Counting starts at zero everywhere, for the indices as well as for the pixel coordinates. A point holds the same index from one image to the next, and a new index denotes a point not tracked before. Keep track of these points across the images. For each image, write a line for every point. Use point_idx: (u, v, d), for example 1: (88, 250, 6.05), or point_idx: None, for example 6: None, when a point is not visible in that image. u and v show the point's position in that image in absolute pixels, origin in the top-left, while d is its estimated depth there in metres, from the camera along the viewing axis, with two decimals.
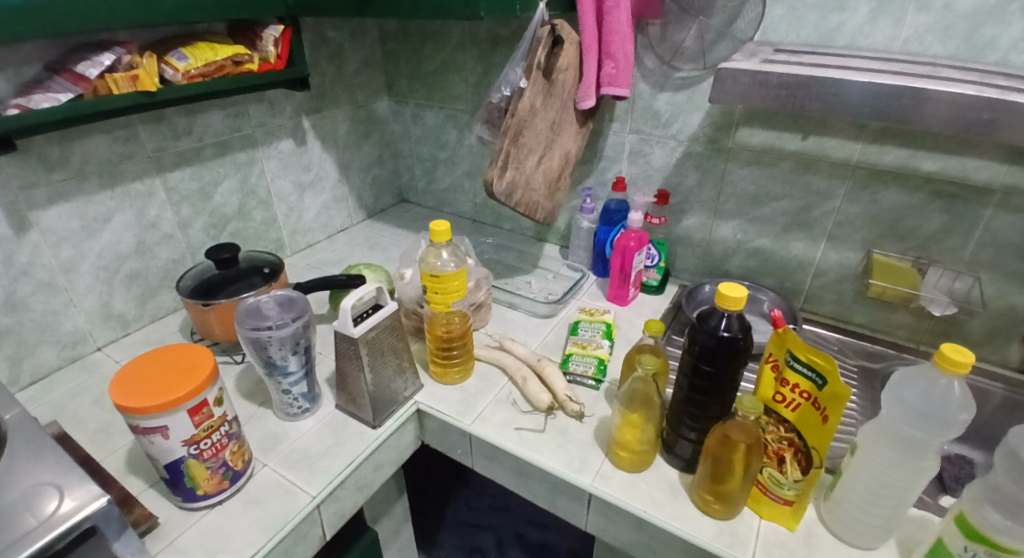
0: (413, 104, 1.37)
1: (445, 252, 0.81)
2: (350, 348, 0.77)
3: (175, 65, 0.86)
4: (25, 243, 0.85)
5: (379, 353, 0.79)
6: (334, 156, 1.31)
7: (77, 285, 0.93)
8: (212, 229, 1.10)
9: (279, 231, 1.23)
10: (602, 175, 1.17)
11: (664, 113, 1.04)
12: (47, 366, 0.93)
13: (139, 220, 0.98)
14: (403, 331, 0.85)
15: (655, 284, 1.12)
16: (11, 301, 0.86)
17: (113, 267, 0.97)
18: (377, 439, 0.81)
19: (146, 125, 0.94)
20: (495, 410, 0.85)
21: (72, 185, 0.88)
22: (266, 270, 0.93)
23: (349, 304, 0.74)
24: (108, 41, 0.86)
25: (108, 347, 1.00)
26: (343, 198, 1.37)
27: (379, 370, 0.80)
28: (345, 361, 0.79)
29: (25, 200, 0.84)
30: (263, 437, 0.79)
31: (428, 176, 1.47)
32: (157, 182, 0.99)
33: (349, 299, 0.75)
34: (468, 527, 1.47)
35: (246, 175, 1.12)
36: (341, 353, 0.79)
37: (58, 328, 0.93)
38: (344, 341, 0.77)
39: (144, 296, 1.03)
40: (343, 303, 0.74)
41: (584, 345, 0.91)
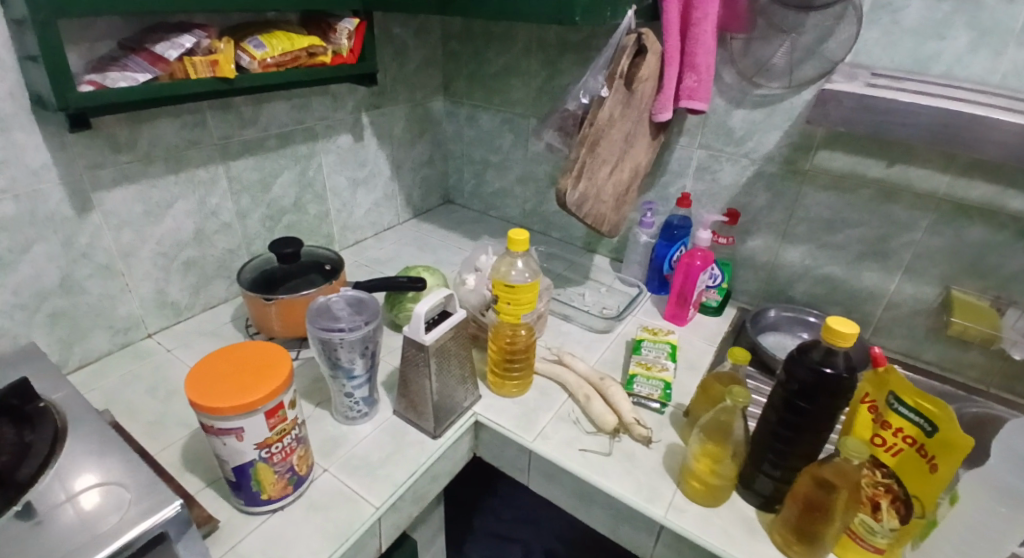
0: (469, 105, 1.35)
1: (519, 261, 0.79)
2: (418, 356, 0.75)
3: (252, 52, 0.84)
4: (87, 223, 0.83)
5: (445, 361, 0.77)
6: (388, 153, 1.29)
7: (134, 270, 0.92)
8: (268, 221, 1.09)
9: (330, 226, 1.21)
10: (664, 189, 1.14)
11: (739, 130, 1.01)
12: (98, 351, 0.91)
13: (200, 207, 0.97)
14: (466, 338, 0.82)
15: (715, 305, 1.09)
16: (68, 283, 0.84)
17: (171, 254, 0.96)
18: (437, 451, 0.78)
19: (214, 111, 0.93)
20: (557, 427, 0.82)
21: (138, 167, 0.87)
22: (326, 267, 0.93)
23: (422, 309, 0.72)
24: (185, 22, 0.84)
25: (159, 335, 0.99)
26: (393, 196, 1.35)
27: (444, 378, 0.78)
28: (410, 367, 0.77)
29: (91, 180, 0.82)
30: (321, 439, 0.78)
31: (477, 179, 1.44)
32: (221, 169, 0.97)
33: (422, 305, 0.73)
34: (496, 537, 1.44)
35: (304, 168, 1.11)
36: (406, 359, 0.77)
37: (112, 313, 0.91)
38: (412, 348, 0.74)
39: (198, 284, 1.02)
40: (417, 309, 0.72)
41: (648, 366, 0.88)
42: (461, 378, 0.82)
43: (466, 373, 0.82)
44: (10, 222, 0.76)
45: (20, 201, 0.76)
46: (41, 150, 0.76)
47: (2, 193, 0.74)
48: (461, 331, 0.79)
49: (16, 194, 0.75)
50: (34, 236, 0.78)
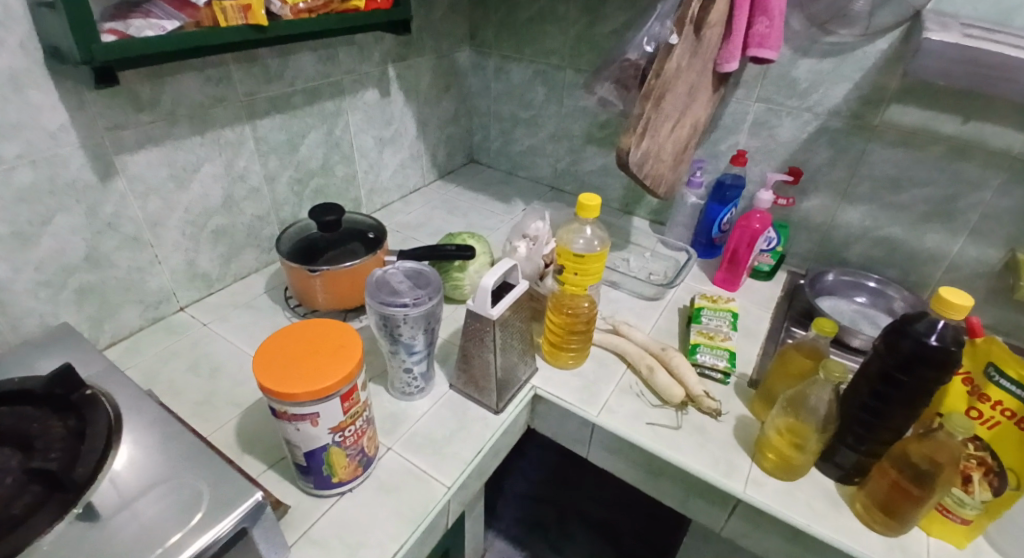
0: (498, 56, 1.26)
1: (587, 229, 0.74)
2: (481, 330, 0.71)
3: None
4: (112, 191, 0.77)
5: (509, 334, 0.73)
6: (414, 109, 1.21)
7: (163, 241, 0.86)
8: (296, 184, 1.03)
9: (357, 189, 1.15)
10: (715, 146, 1.09)
11: (803, 82, 0.94)
12: (130, 326, 0.87)
13: (228, 170, 0.91)
14: (527, 309, 0.79)
15: (768, 269, 1.05)
16: (96, 256, 0.78)
17: (200, 222, 0.90)
18: (500, 426, 0.75)
19: (239, 65, 0.86)
20: (620, 400, 0.80)
21: (162, 128, 0.80)
22: (369, 236, 0.88)
23: (489, 281, 0.67)
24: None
25: (191, 308, 0.94)
26: (419, 155, 1.27)
27: (507, 352, 0.74)
28: (471, 341, 0.73)
29: (114, 143, 0.75)
30: (380, 416, 0.75)
31: (505, 136, 1.37)
32: (248, 130, 0.91)
33: (488, 277, 0.68)
34: (527, 499, 1.43)
35: (332, 127, 1.04)
36: (467, 334, 0.73)
37: (143, 287, 0.86)
38: (476, 322, 0.70)
39: (228, 254, 0.97)
40: (483, 280, 0.67)
41: (710, 335, 0.86)
42: (521, 351, 0.78)
43: (526, 345, 0.78)
44: (30, 191, 0.69)
45: (38, 167, 0.68)
46: (59, 110, 0.68)
47: (19, 159, 0.67)
48: (524, 300, 0.75)
49: (34, 159, 0.68)
50: (56, 206, 0.71)
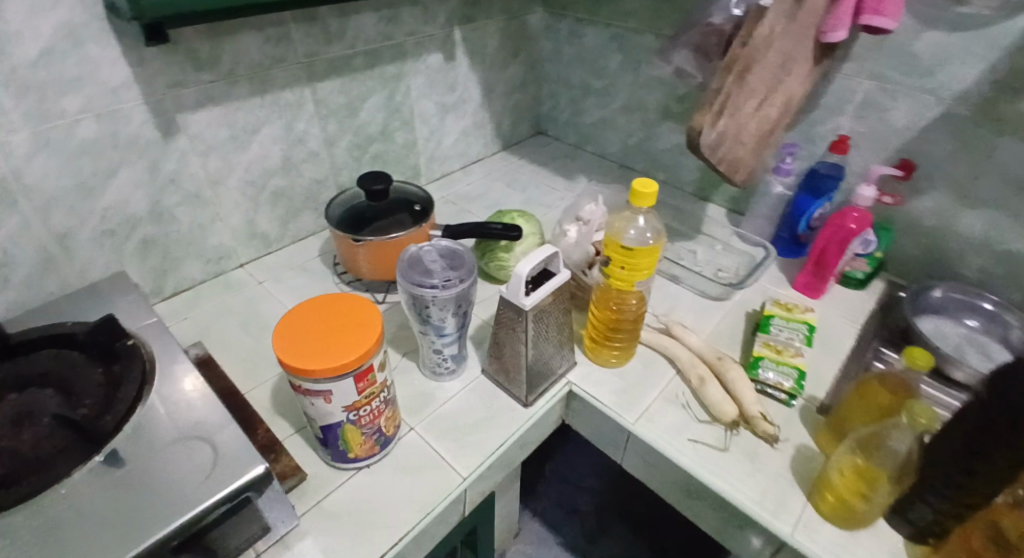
0: (573, 19, 1.17)
1: (642, 217, 0.67)
2: (514, 319, 0.66)
3: None
4: (173, 148, 0.79)
5: (543, 326, 0.68)
6: (480, 75, 1.16)
7: (223, 199, 0.88)
8: (356, 150, 1.01)
9: (417, 156, 1.12)
10: (810, 130, 0.95)
11: (926, 58, 0.79)
12: (192, 279, 0.90)
13: (287, 133, 0.91)
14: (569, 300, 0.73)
15: (861, 277, 0.92)
16: (158, 210, 0.81)
17: (259, 183, 0.91)
18: (528, 420, 0.71)
19: (299, 24, 0.85)
20: (663, 409, 0.73)
21: (221, 87, 0.80)
22: (416, 208, 0.85)
23: (524, 269, 0.63)
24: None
25: (250, 266, 0.97)
26: (483, 124, 1.22)
27: (540, 345, 0.69)
28: (503, 329, 0.69)
29: (173, 100, 0.76)
30: (408, 394, 0.73)
31: (575, 107, 1.28)
32: (307, 92, 0.91)
33: (525, 264, 0.63)
34: (569, 485, 1.39)
35: (392, 92, 1.02)
36: (499, 322, 0.69)
37: (204, 243, 0.89)
38: (509, 309, 0.66)
39: (287, 216, 0.98)
40: (519, 267, 0.63)
41: (777, 349, 0.77)
42: (557, 343, 0.72)
43: (564, 337, 0.73)
44: (93, 144, 0.71)
45: (101, 121, 0.71)
46: (121, 65, 0.70)
47: (83, 113, 0.69)
48: (565, 291, 0.70)
49: (97, 113, 0.70)
50: (118, 160, 0.74)
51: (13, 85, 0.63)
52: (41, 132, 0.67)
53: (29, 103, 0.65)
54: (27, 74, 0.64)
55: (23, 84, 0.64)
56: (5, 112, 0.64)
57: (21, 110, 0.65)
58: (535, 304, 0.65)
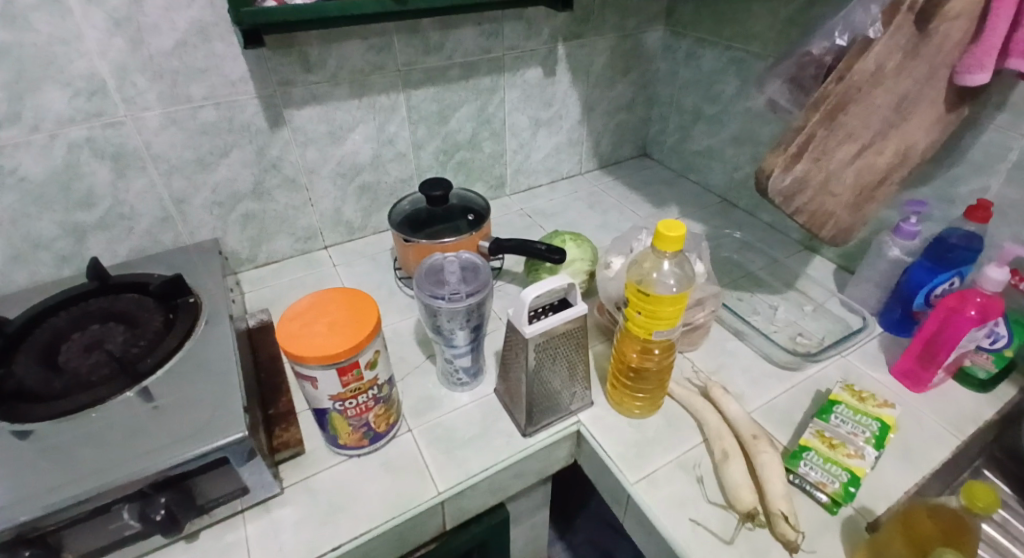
0: (692, 38, 1.10)
1: (668, 262, 0.60)
2: (520, 344, 0.64)
3: None
4: (278, 137, 0.90)
5: (550, 358, 0.65)
6: (581, 92, 1.14)
7: (316, 186, 0.98)
8: (442, 155, 1.06)
9: (503, 166, 1.14)
10: (948, 188, 0.78)
11: None
12: (281, 253, 1.02)
13: (379, 133, 0.99)
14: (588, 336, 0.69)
15: (983, 378, 0.74)
16: (259, 189, 0.93)
17: (349, 175, 1.00)
18: (524, 451, 0.69)
19: (400, 35, 0.91)
20: (672, 476, 0.66)
21: (324, 88, 0.90)
22: (470, 217, 0.87)
23: (530, 295, 0.61)
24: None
25: (332, 249, 1.06)
26: (579, 141, 1.20)
27: (545, 377, 0.67)
28: (511, 352, 0.67)
29: (282, 97, 0.87)
30: (418, 397, 0.75)
31: (682, 132, 1.20)
32: (401, 98, 0.97)
33: (533, 290, 0.61)
34: (609, 526, 1.31)
35: (485, 103, 1.05)
36: (508, 345, 0.68)
37: (295, 223, 1.00)
38: (516, 333, 0.64)
39: (370, 208, 1.06)
40: (525, 292, 0.61)
41: (831, 441, 0.65)
42: (567, 378, 0.69)
43: (575, 371, 0.69)
44: (212, 127, 0.84)
45: (219, 108, 0.83)
46: (240, 62, 0.82)
47: (204, 100, 0.82)
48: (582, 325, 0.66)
49: (216, 101, 0.83)
50: (231, 142, 0.87)
51: (153, 72, 0.77)
52: (169, 113, 0.81)
53: (163, 88, 0.79)
54: (163, 62, 0.77)
55: (161, 72, 0.78)
56: (144, 94, 0.78)
57: (156, 92, 0.79)
58: (542, 333, 0.62)
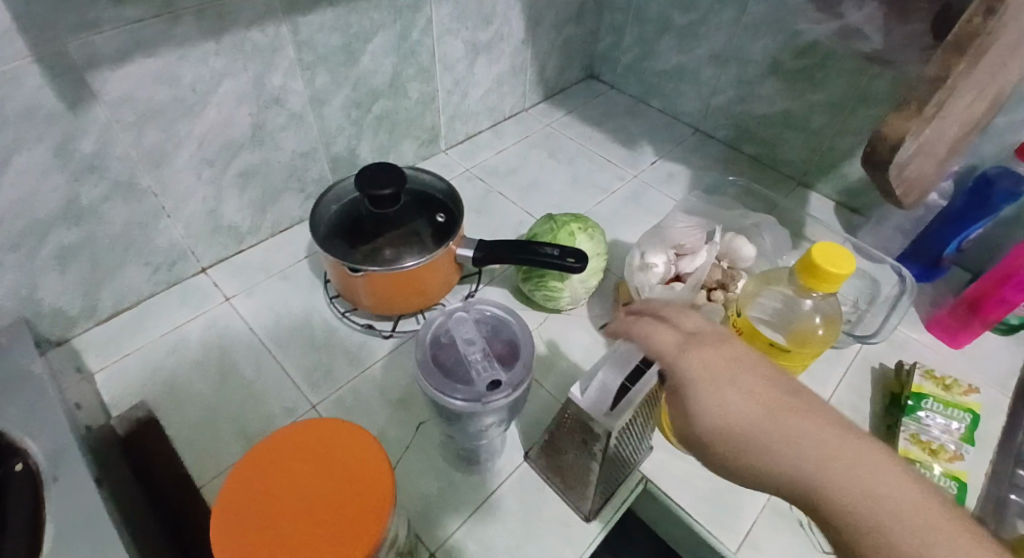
0: None
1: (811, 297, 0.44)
2: (585, 432, 0.46)
3: None
4: (90, 122, 0.54)
5: (628, 434, 0.48)
6: (525, 1, 0.88)
7: (170, 186, 0.64)
8: (354, 109, 0.77)
9: (435, 115, 0.89)
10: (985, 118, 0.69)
11: None
12: (137, 292, 0.68)
13: (257, 90, 0.65)
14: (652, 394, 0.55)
15: (1012, 324, 0.71)
16: (77, 210, 0.58)
17: (221, 161, 0.67)
18: (589, 543, 0.52)
19: None
20: (770, 530, 0.54)
21: (154, 28, 0.54)
22: (439, 218, 0.62)
23: (608, 379, 0.44)
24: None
25: (213, 269, 0.74)
26: (521, 69, 0.97)
27: (619, 455, 0.49)
28: (569, 431, 0.48)
29: (83, 52, 0.51)
30: (425, 495, 0.54)
31: (642, 48, 1.00)
32: (285, 30, 0.63)
33: (616, 373, 0.44)
34: None
35: (407, 27, 0.75)
36: (562, 424, 0.49)
37: (149, 245, 0.66)
38: (579, 422, 0.45)
39: (262, 202, 0.74)
40: (602, 377, 0.44)
41: (930, 447, 0.57)
42: (634, 443, 0.52)
43: (642, 431, 0.52)
44: None
45: None
46: None
47: None
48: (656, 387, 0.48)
49: None
50: (9, 144, 0.50)
51: None
52: None
53: None
54: None
55: None
56: None
57: None
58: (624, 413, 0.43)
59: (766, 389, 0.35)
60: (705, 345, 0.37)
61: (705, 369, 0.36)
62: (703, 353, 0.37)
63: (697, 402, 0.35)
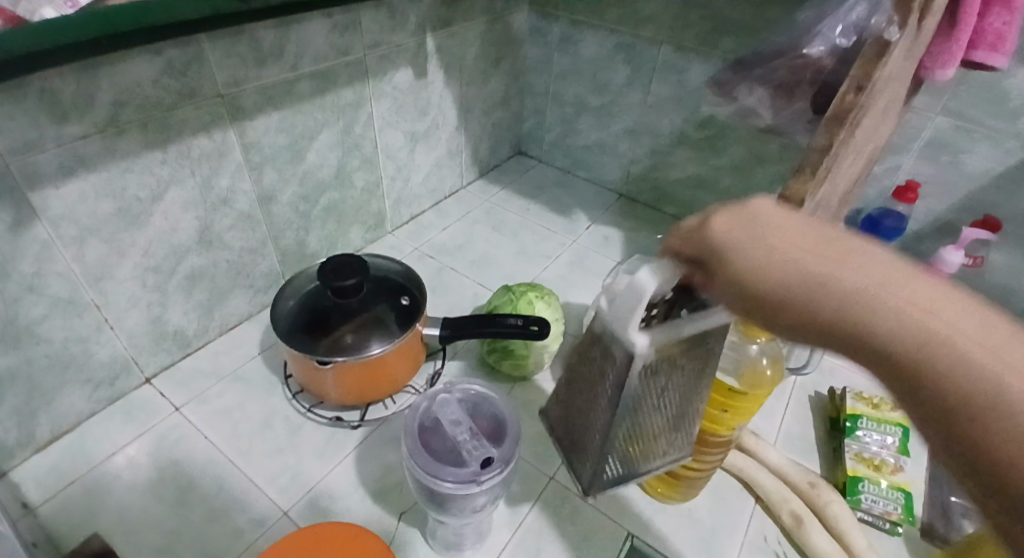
0: (567, 21, 0.97)
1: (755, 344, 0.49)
2: (599, 365, 0.41)
3: None
4: (30, 243, 0.53)
5: (652, 391, 0.41)
6: (456, 92, 0.95)
7: (112, 298, 0.62)
8: (303, 203, 0.79)
9: (380, 200, 0.92)
10: None
11: (1017, 95, 0.67)
12: (75, 414, 0.64)
13: (206, 193, 0.66)
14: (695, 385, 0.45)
15: None
16: (12, 333, 0.55)
17: (167, 267, 0.66)
18: None
19: (219, 42, 0.59)
20: None
21: (98, 144, 0.54)
22: (403, 301, 0.64)
23: (648, 282, 0.33)
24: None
25: (159, 379, 0.71)
26: (457, 151, 1.03)
27: (639, 420, 0.43)
28: (586, 372, 0.44)
29: (25, 174, 0.51)
30: None
31: (565, 125, 1.10)
32: (233, 134, 0.65)
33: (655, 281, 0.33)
34: None
35: (350, 123, 0.79)
36: (582, 364, 0.45)
37: (88, 363, 0.63)
38: (601, 346, 0.40)
39: (210, 303, 0.73)
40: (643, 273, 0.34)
41: (873, 463, 0.63)
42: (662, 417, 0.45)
43: (678, 411, 0.45)
44: None
45: None
46: None
47: None
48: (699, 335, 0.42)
49: None
50: None
51: None
52: None
53: None
54: None
55: None
56: None
57: None
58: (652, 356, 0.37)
59: (830, 249, 0.29)
60: (753, 213, 0.32)
61: (756, 236, 0.31)
62: (753, 222, 0.32)
63: (746, 275, 0.30)
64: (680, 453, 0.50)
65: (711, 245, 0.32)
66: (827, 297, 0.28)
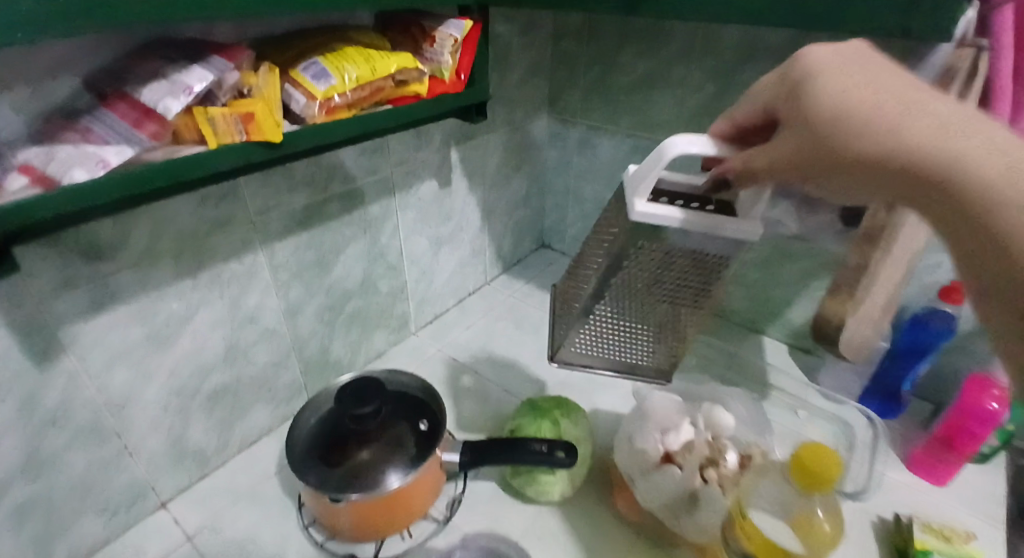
0: (585, 125, 1.00)
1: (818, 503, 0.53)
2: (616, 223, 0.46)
3: (311, 89, 0.51)
4: (58, 375, 0.54)
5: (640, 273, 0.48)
6: (479, 196, 0.97)
7: (134, 423, 0.62)
8: (327, 313, 0.79)
9: (404, 303, 0.92)
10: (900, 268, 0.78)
11: None
12: (88, 544, 0.62)
13: (233, 313, 0.67)
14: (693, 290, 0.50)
15: (985, 453, 0.74)
16: (33, 466, 0.55)
17: (190, 388, 0.66)
18: None
19: (252, 174, 0.62)
20: None
21: (132, 277, 0.56)
22: (421, 426, 0.61)
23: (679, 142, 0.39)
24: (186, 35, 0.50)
25: (175, 501, 0.69)
26: (481, 251, 1.04)
27: (627, 301, 0.53)
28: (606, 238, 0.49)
29: (59, 311, 0.52)
30: None
31: (587, 221, 1.11)
32: (262, 256, 0.67)
33: (680, 142, 0.39)
34: None
35: (376, 234, 0.81)
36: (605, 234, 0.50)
37: (105, 491, 0.62)
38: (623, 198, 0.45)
39: (230, 419, 0.72)
40: (676, 143, 0.39)
41: None
42: (642, 319, 0.55)
43: (665, 325, 0.56)
44: None
45: None
46: None
47: None
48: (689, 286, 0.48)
49: None
50: None
51: None
52: None
53: None
54: None
55: None
56: None
57: None
58: (657, 228, 0.42)
59: (911, 101, 0.35)
60: (856, 57, 0.38)
61: (849, 83, 0.36)
62: (844, 75, 0.37)
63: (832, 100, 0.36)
64: (660, 374, 0.61)
65: (806, 67, 0.38)
66: (918, 125, 0.33)
